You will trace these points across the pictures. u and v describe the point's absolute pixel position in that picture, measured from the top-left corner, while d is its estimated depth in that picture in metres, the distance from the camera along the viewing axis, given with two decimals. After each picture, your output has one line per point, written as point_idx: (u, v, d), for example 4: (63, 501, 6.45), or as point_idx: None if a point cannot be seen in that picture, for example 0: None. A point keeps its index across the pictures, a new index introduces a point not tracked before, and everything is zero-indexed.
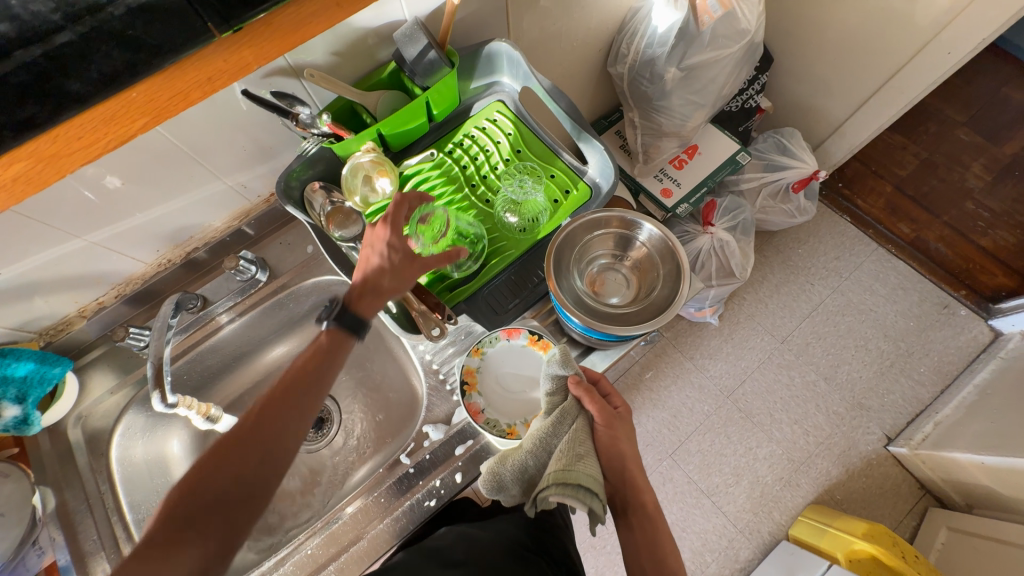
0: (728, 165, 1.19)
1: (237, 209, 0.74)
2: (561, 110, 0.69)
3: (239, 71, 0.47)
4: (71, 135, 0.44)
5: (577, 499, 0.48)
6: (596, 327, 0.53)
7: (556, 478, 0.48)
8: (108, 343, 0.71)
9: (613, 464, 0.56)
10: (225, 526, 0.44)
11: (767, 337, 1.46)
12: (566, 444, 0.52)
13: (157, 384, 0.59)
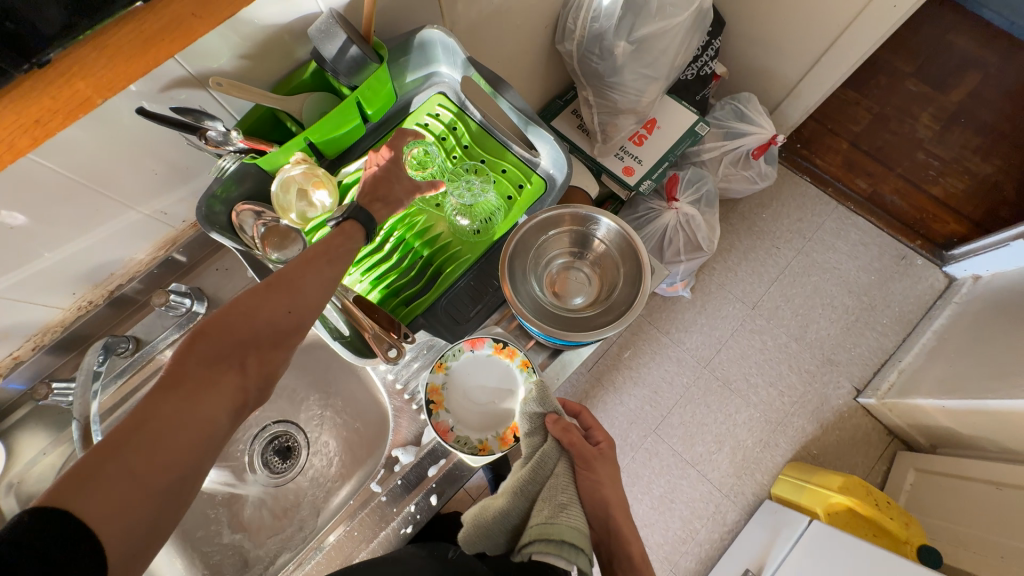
0: (687, 138, 1.17)
1: (161, 238, 0.67)
2: (506, 101, 0.66)
3: (79, 109, 0.40)
4: None
5: (559, 556, 0.47)
6: (557, 334, 0.51)
7: (537, 529, 0.48)
8: (33, 401, 0.64)
9: (594, 507, 0.56)
10: (232, 390, 0.41)
11: (738, 305, 1.48)
12: (547, 490, 0.52)
13: (87, 445, 0.54)
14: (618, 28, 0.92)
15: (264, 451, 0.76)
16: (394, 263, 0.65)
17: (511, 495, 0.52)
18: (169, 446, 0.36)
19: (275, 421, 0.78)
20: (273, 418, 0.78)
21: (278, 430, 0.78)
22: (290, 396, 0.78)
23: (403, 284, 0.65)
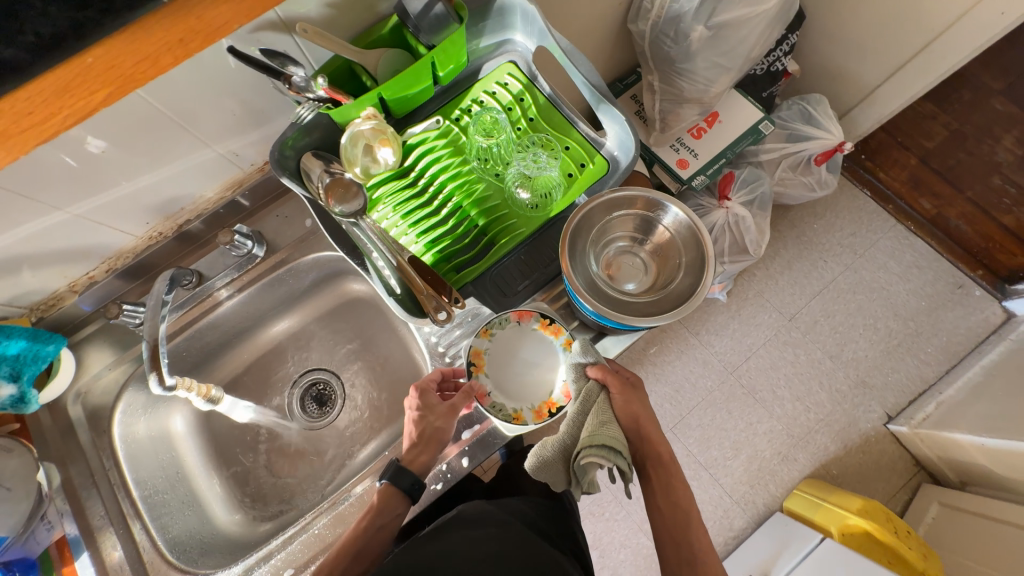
0: (749, 135, 1.12)
1: (230, 179, 0.69)
2: (580, 74, 0.63)
3: (215, 34, 0.40)
4: (18, 108, 0.36)
5: (607, 457, 0.50)
6: (611, 315, 0.50)
7: (586, 442, 0.51)
8: (105, 319, 0.69)
9: (631, 429, 0.58)
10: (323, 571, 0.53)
11: (775, 314, 1.44)
12: (591, 415, 0.55)
13: (153, 366, 0.57)
14: (697, 11, 0.88)
15: (303, 396, 0.80)
16: (449, 228, 0.66)
17: (564, 425, 0.55)
18: None
19: (315, 369, 0.81)
20: (313, 365, 0.81)
21: (316, 377, 0.80)
22: (331, 346, 0.81)
23: (456, 250, 0.66)
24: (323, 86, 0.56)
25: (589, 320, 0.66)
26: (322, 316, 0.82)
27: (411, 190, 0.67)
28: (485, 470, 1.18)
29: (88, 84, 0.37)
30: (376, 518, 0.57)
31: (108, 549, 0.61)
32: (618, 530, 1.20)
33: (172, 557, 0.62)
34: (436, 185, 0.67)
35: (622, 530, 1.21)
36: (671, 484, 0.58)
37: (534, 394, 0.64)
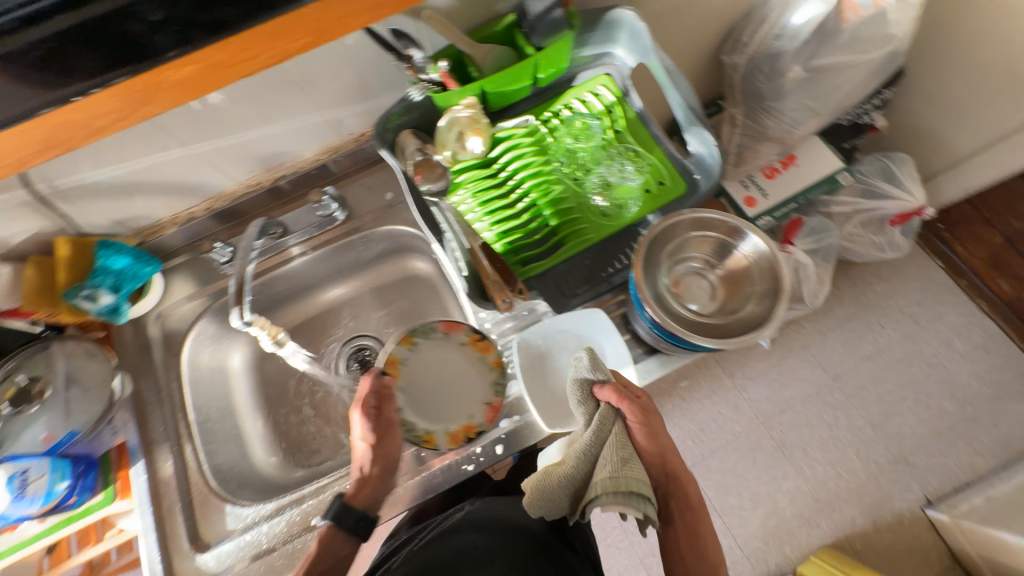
0: (823, 184, 1.08)
1: (327, 144, 0.74)
2: (679, 97, 0.64)
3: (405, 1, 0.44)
4: (242, 44, 0.42)
5: (632, 506, 0.47)
6: (676, 330, 0.50)
7: (605, 487, 0.48)
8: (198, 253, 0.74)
9: (651, 457, 0.56)
10: None
11: (819, 371, 1.38)
12: (610, 450, 0.51)
13: (239, 301, 0.62)
14: (798, 50, 0.87)
15: (348, 358, 0.81)
16: (523, 223, 0.68)
17: (574, 458, 0.52)
18: None
19: (361, 335, 0.83)
20: (360, 331, 0.84)
21: (363, 343, 0.83)
22: (383, 316, 0.84)
23: (525, 245, 0.67)
24: (444, 69, 0.58)
25: (645, 335, 0.64)
26: (380, 286, 0.85)
27: (491, 181, 0.69)
28: (497, 469, 1.18)
29: (293, 32, 0.43)
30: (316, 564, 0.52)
31: (161, 462, 0.66)
32: (619, 558, 1.18)
33: (213, 483, 0.66)
34: (517, 179, 0.70)
35: (622, 559, 1.18)
36: (693, 525, 0.56)
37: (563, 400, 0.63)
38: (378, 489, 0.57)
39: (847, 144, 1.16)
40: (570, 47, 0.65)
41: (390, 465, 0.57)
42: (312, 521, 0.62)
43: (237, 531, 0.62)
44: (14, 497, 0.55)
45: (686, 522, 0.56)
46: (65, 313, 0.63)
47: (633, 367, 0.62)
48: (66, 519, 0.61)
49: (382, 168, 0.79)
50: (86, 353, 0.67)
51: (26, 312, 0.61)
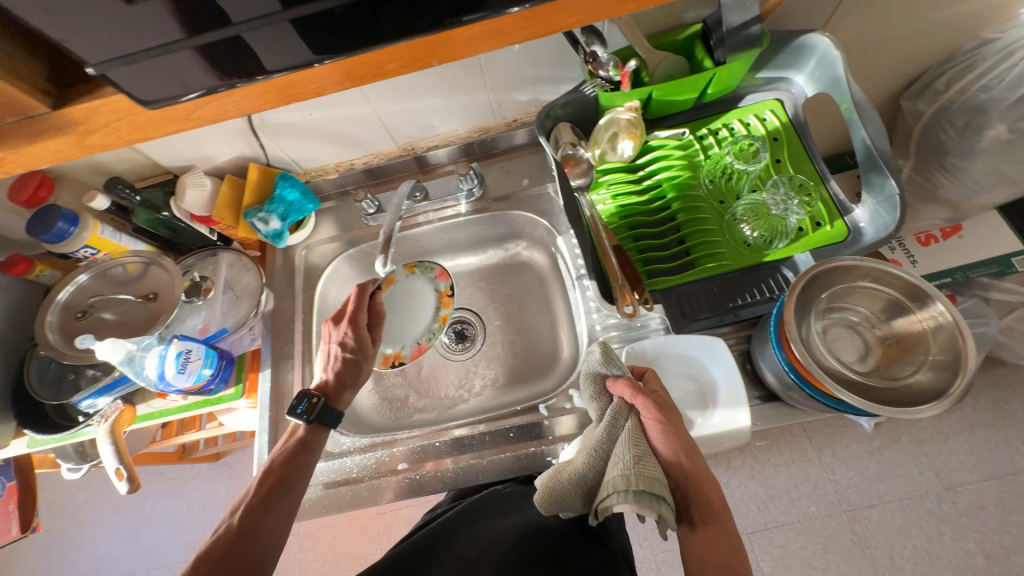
0: (990, 266, 0.87)
1: (482, 123, 0.78)
2: (864, 136, 0.58)
3: None
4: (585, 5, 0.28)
5: (643, 507, 0.41)
6: (816, 373, 0.46)
7: (615, 482, 0.42)
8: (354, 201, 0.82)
9: (672, 464, 0.47)
10: (243, 522, 0.54)
11: (929, 475, 1.13)
12: (623, 447, 0.45)
13: (384, 252, 0.68)
14: (1008, 107, 0.77)
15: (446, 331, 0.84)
16: (658, 233, 0.68)
17: (581, 456, 0.48)
18: (269, 534, 0.54)
19: (462, 308, 0.85)
20: (463, 305, 0.86)
21: (462, 315, 0.85)
22: (481, 295, 0.86)
23: (656, 257, 0.66)
24: (632, 67, 0.58)
25: (770, 381, 0.59)
26: (489, 267, 0.87)
27: (635, 187, 0.69)
28: None
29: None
30: (288, 464, 0.59)
31: (283, 374, 0.74)
32: None
33: None
34: (660, 189, 0.69)
35: None
36: (721, 536, 0.45)
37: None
38: (340, 392, 0.65)
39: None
40: (747, 67, 0.63)
41: (358, 362, 0.67)
42: (398, 466, 0.65)
43: (334, 454, 0.68)
44: (177, 371, 0.63)
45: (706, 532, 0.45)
46: (242, 229, 0.73)
47: (746, 410, 0.58)
48: (204, 401, 0.71)
49: (523, 156, 0.82)
50: (243, 266, 0.77)
51: (215, 221, 0.72)
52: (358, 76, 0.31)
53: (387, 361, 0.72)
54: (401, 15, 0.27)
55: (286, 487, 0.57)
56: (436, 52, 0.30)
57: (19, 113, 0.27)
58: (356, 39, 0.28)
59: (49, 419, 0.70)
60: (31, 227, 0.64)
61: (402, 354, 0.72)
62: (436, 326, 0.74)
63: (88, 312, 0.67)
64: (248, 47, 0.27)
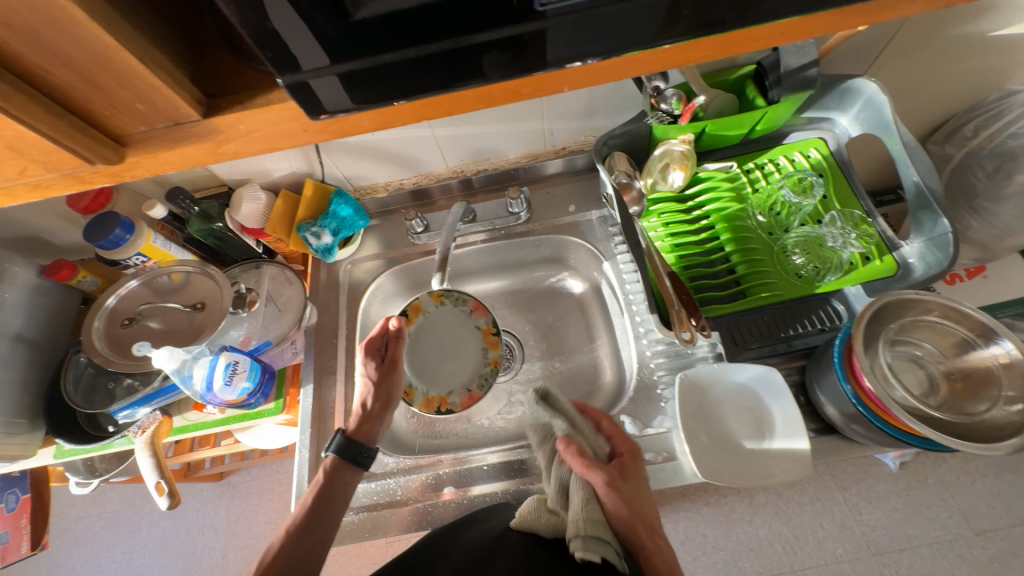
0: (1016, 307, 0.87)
1: (532, 150, 0.81)
2: (914, 175, 0.60)
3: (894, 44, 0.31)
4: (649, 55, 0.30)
5: (596, 551, 0.45)
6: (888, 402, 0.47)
7: (576, 530, 0.47)
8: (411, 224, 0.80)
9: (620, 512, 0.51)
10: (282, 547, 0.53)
11: (957, 518, 0.93)
12: (577, 496, 0.51)
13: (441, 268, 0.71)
14: None
15: None
16: (708, 262, 0.69)
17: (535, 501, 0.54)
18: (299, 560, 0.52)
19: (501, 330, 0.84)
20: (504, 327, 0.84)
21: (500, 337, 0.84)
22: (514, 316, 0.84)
23: (707, 284, 0.67)
24: (698, 102, 0.61)
25: (828, 412, 0.58)
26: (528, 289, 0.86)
27: (684, 216, 0.71)
28: None
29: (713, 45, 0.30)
30: (327, 486, 0.57)
31: (324, 390, 0.73)
32: None
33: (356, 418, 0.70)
34: (709, 220, 0.70)
35: None
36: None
37: (723, 461, 0.58)
38: (373, 429, 0.63)
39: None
40: (793, 108, 0.65)
41: (392, 399, 0.65)
42: (445, 488, 0.63)
43: (378, 474, 0.65)
44: (225, 383, 0.62)
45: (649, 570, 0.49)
46: (293, 242, 0.75)
47: (806, 442, 0.56)
48: (242, 415, 0.69)
49: (569, 182, 0.83)
50: (286, 280, 0.77)
51: (266, 233, 0.73)
52: (395, 121, 0.31)
53: (430, 405, 0.68)
54: (445, 68, 0.27)
55: (331, 510, 0.56)
56: (570, 77, 0.31)
57: (167, 119, 0.28)
58: (412, 89, 0.28)
59: (81, 428, 0.68)
60: (89, 233, 0.63)
61: (450, 400, 0.69)
62: (487, 371, 0.71)
63: (135, 319, 0.64)
64: (311, 92, 0.27)
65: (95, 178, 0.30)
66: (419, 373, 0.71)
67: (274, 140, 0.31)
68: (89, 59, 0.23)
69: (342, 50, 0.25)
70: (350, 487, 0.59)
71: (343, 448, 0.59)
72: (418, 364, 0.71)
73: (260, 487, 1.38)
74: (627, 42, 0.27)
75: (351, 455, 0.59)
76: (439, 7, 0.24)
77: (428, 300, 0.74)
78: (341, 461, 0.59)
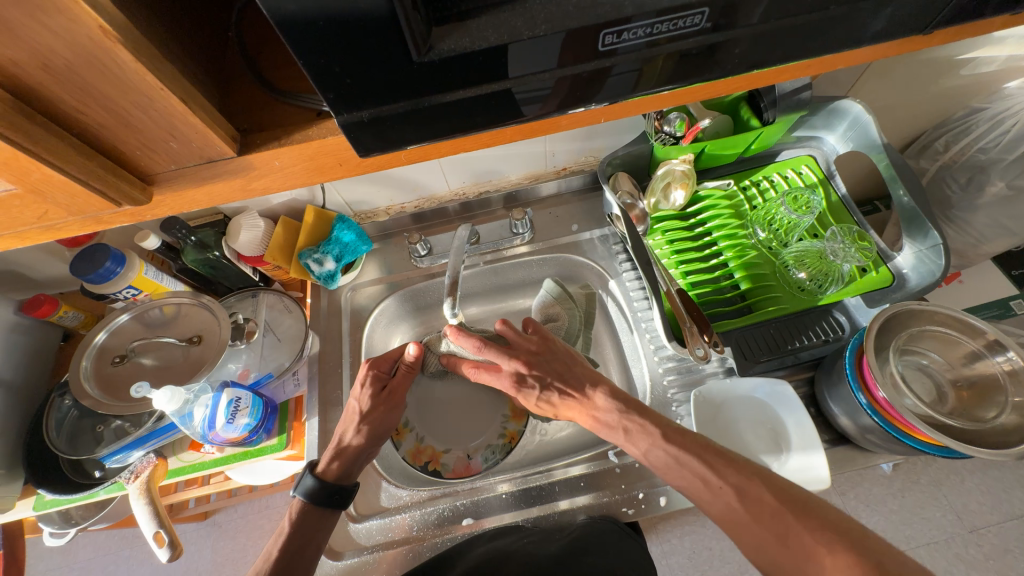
0: (994, 309, 0.90)
1: (533, 171, 0.82)
2: (902, 192, 0.63)
3: None
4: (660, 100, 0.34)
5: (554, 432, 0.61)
6: (901, 410, 0.48)
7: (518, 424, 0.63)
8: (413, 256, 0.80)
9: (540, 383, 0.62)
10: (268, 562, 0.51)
11: (949, 517, 0.87)
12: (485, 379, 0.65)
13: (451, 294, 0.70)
14: (1007, 166, 0.80)
15: None
16: (713, 278, 0.70)
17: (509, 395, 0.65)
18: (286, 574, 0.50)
19: None
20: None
21: None
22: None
23: (714, 300, 0.69)
24: (702, 125, 0.63)
25: (838, 420, 0.59)
26: (532, 308, 0.85)
27: (687, 234, 0.73)
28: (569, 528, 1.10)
29: (719, 87, 0.34)
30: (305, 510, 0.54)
31: (331, 421, 0.71)
32: None
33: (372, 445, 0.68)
34: (710, 236, 0.72)
35: None
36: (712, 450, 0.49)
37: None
38: (349, 466, 0.57)
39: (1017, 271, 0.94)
40: (786, 128, 0.67)
41: (375, 438, 0.59)
42: (464, 521, 0.61)
43: (391, 509, 0.63)
44: (227, 422, 0.59)
45: (668, 448, 0.49)
46: (294, 270, 0.73)
47: (822, 454, 0.56)
48: (243, 453, 0.65)
49: (570, 202, 0.84)
50: (285, 308, 0.74)
51: (265, 261, 0.71)
52: (430, 155, 0.32)
53: (418, 457, 0.69)
54: (485, 109, 0.27)
55: (297, 563, 0.51)
56: (610, 111, 0.34)
57: (199, 158, 0.28)
58: (447, 128, 0.27)
59: (65, 478, 0.63)
60: (76, 267, 0.60)
61: (441, 460, 0.69)
62: (499, 443, 0.71)
63: (126, 356, 0.60)
64: (350, 134, 0.26)
65: (114, 219, 0.30)
66: (421, 419, 0.72)
67: (285, 178, 0.30)
68: (128, 98, 0.23)
69: (383, 96, 0.24)
70: (323, 538, 0.53)
71: (312, 493, 0.54)
72: (422, 410, 0.73)
73: (250, 524, 1.30)
74: (641, 84, 0.28)
75: (320, 498, 0.54)
76: (479, 55, 0.24)
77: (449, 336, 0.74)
78: (311, 506, 0.54)
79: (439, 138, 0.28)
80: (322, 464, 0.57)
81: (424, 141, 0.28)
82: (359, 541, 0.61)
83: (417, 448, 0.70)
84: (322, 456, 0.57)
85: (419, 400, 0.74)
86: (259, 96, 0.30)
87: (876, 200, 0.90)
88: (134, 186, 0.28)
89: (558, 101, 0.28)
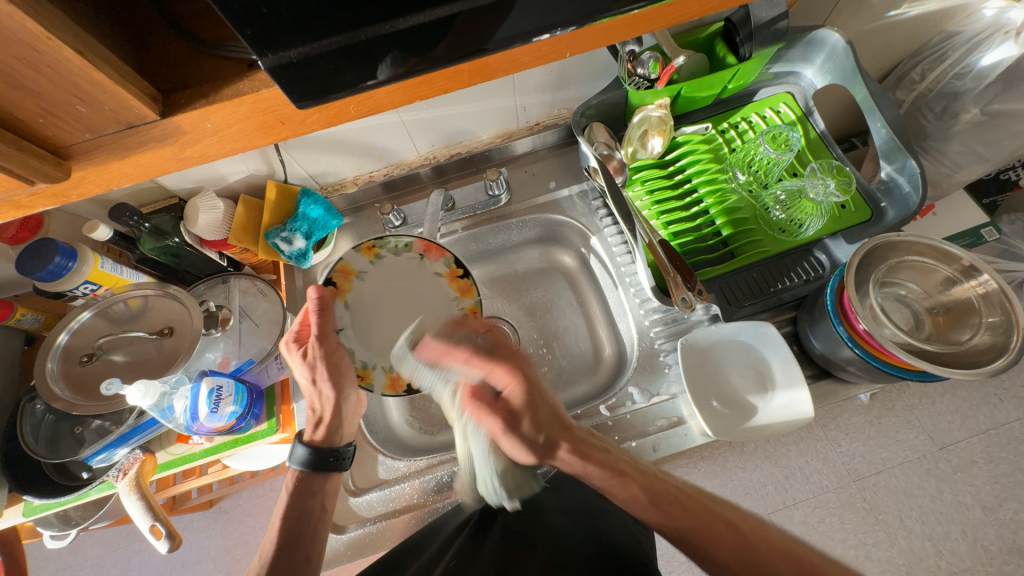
0: (966, 237, 0.91)
1: (505, 128, 0.78)
2: (881, 122, 0.61)
3: None
4: (629, 24, 0.31)
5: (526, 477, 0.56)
6: (878, 339, 0.49)
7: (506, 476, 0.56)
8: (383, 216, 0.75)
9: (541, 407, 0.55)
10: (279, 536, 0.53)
11: (923, 438, 0.91)
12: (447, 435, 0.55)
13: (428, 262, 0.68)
14: (980, 93, 0.78)
15: None
16: (695, 225, 0.69)
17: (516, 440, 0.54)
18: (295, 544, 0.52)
19: (491, 317, 0.81)
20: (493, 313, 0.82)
21: (492, 325, 0.81)
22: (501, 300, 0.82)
23: (697, 248, 0.69)
24: (676, 64, 0.59)
25: (819, 354, 0.61)
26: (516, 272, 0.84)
27: (667, 182, 0.71)
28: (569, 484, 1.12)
29: (692, 4, 0.32)
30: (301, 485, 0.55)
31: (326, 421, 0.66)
32: None
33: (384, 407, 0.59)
34: (690, 183, 0.71)
35: None
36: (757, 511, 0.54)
37: (730, 418, 0.60)
38: (334, 427, 0.57)
39: (985, 200, 0.95)
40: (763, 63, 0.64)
41: (340, 386, 0.58)
42: (463, 485, 0.62)
43: (390, 481, 0.64)
44: (211, 411, 0.57)
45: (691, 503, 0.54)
46: (262, 251, 0.69)
47: (805, 389, 0.58)
48: (234, 441, 0.64)
49: (548, 160, 0.81)
50: (258, 292, 0.71)
51: (230, 245, 0.67)
52: (381, 105, 0.30)
53: (396, 383, 0.61)
54: (431, 46, 0.24)
55: (301, 530, 0.53)
56: (574, 43, 0.32)
57: (117, 123, 0.25)
58: (388, 69, 0.25)
59: (53, 481, 0.61)
60: (22, 265, 0.55)
61: None
62: (463, 319, 0.63)
63: (95, 354, 0.57)
64: (283, 79, 0.23)
65: (36, 200, 0.27)
66: (368, 353, 0.63)
67: (217, 140, 0.28)
68: (12, 55, 0.20)
69: (311, 29, 0.21)
70: (321, 503, 0.55)
71: (308, 461, 0.55)
72: (367, 346, 0.63)
73: (255, 508, 1.32)
74: (600, 6, 0.25)
75: (315, 463, 0.55)
76: None
77: (358, 258, 0.66)
78: (310, 472, 0.56)
79: (382, 82, 0.25)
80: (307, 434, 0.58)
81: (366, 86, 0.25)
82: (361, 514, 0.61)
83: (389, 380, 0.61)
84: (305, 427, 0.58)
85: (357, 338, 0.63)
86: (180, 50, 0.27)
87: (853, 137, 0.89)
88: (46, 160, 0.25)
89: (502, 31, 0.25)
